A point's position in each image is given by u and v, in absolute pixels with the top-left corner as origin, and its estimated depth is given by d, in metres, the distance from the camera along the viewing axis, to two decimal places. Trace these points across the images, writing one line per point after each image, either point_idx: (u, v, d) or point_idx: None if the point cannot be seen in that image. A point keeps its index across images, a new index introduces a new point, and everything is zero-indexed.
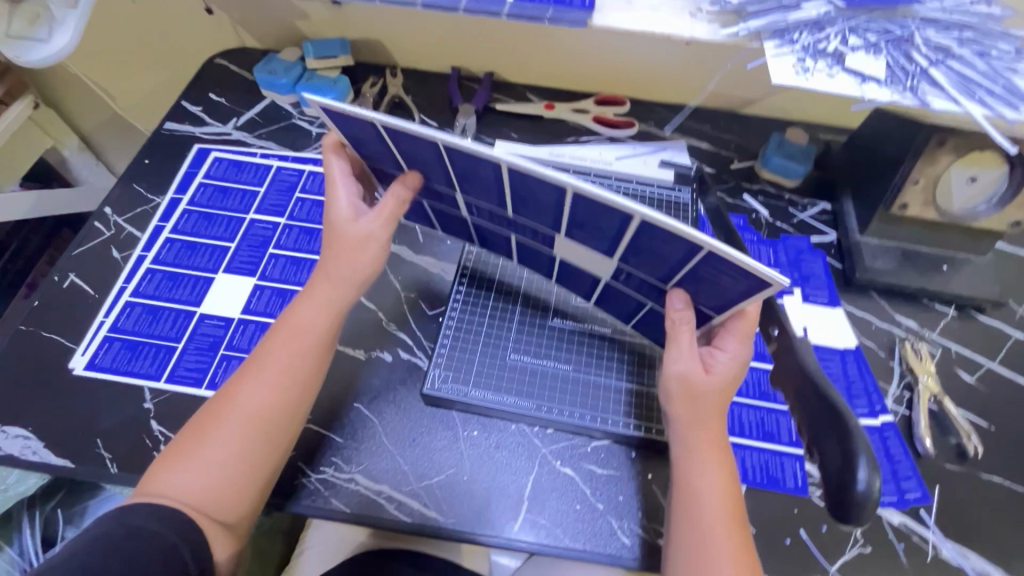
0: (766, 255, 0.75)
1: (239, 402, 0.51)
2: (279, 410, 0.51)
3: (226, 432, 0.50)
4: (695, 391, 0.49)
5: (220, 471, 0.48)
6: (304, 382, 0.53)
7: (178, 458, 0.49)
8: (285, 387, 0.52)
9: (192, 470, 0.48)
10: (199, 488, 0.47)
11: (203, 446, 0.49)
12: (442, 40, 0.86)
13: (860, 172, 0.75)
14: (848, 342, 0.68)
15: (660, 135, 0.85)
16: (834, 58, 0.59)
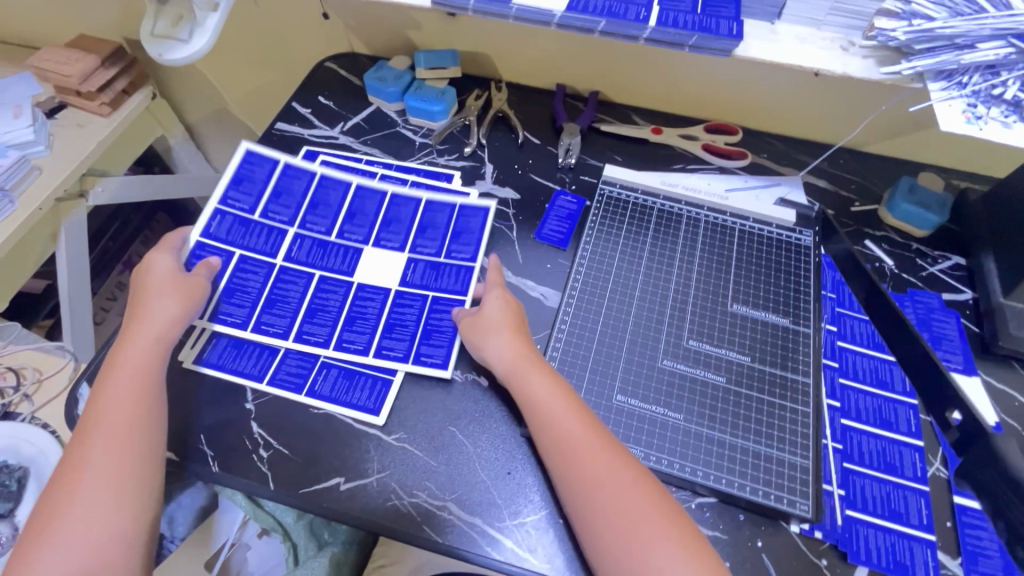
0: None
1: (104, 431, 0.52)
2: (136, 419, 0.53)
3: (100, 454, 0.51)
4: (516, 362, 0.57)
5: (96, 508, 0.48)
6: (138, 385, 0.55)
7: (41, 534, 0.47)
8: (137, 391, 0.55)
9: (78, 524, 0.47)
10: (86, 542, 0.47)
11: (74, 500, 0.49)
12: (552, 57, 0.85)
13: (1004, 227, 0.68)
14: (987, 417, 0.61)
15: (775, 170, 0.81)
16: (1011, 107, 0.53)
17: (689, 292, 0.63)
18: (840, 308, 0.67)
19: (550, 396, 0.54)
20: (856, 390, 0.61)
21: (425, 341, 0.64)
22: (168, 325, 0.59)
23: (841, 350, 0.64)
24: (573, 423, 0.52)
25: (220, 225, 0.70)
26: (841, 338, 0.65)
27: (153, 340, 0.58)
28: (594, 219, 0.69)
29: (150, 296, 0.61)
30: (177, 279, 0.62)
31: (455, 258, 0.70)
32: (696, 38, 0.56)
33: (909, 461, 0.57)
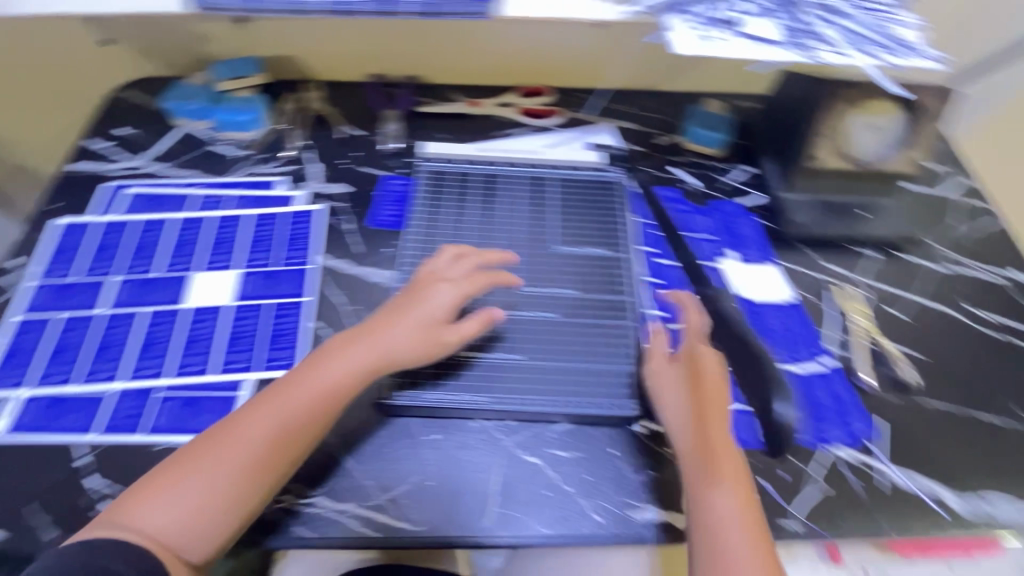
0: (701, 223, 0.76)
1: (242, 429, 0.49)
2: (284, 432, 0.49)
3: (223, 450, 0.48)
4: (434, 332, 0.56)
5: (220, 492, 0.46)
6: (309, 403, 0.51)
7: (156, 488, 0.46)
8: (326, 402, 0.51)
9: (168, 501, 0.45)
10: (163, 524, 0.44)
11: (190, 476, 0.46)
12: (360, 49, 0.86)
13: (778, 135, 0.79)
14: (784, 294, 0.71)
15: (586, 120, 0.87)
16: (734, 24, 0.61)
17: (514, 242, 0.69)
18: (655, 228, 0.74)
19: (727, 497, 0.49)
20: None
21: (272, 351, 0.62)
22: (393, 351, 0.55)
23: (658, 264, 0.71)
24: (733, 513, 0.49)
25: (39, 297, 0.65)
26: (658, 254, 0.72)
27: (369, 355, 0.54)
28: (421, 199, 0.73)
29: (386, 319, 0.56)
30: (427, 327, 0.56)
31: (293, 264, 0.68)
32: (460, 6, 0.61)
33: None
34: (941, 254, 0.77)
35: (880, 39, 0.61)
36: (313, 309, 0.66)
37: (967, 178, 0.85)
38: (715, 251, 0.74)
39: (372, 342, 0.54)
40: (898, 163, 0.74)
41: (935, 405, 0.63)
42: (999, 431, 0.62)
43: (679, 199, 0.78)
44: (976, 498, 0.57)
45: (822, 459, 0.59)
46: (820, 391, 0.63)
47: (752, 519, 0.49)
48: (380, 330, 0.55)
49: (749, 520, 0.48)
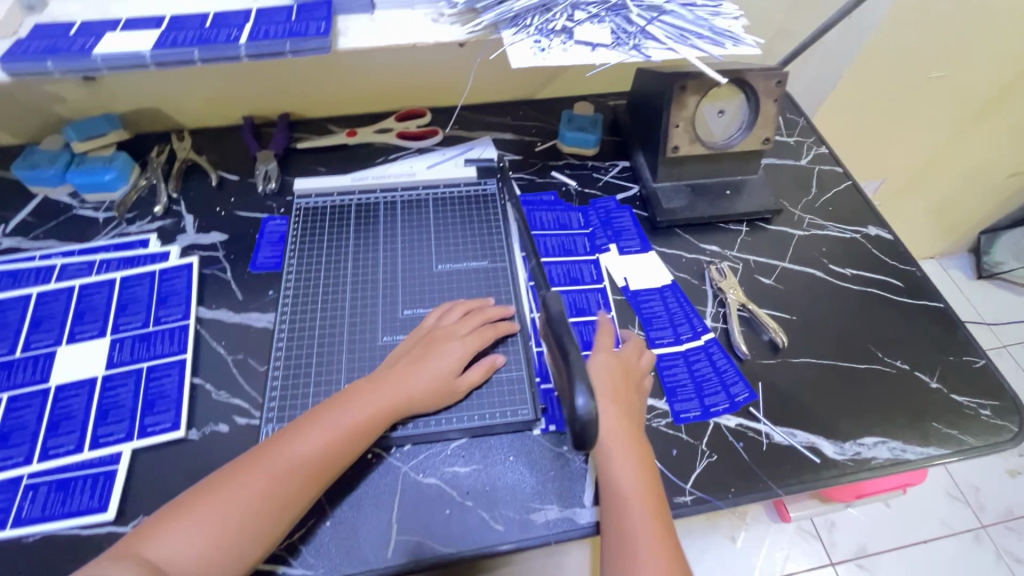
0: (576, 220, 0.80)
1: (255, 468, 0.50)
2: (297, 475, 0.51)
3: (238, 490, 0.49)
4: (435, 381, 0.59)
5: (224, 530, 0.47)
6: (329, 448, 0.53)
7: (177, 515, 0.48)
8: (324, 458, 0.52)
9: (190, 531, 0.47)
10: (188, 554, 0.46)
11: (202, 507, 0.48)
12: (224, 92, 0.84)
13: (642, 129, 0.82)
14: (662, 279, 0.74)
15: (465, 136, 0.89)
16: (566, 33, 0.64)
17: (395, 268, 0.71)
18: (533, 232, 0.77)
19: (623, 463, 0.55)
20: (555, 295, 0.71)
21: (147, 415, 0.60)
22: (413, 398, 0.58)
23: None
24: (635, 490, 0.53)
25: None
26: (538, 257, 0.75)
27: (389, 403, 0.57)
28: (299, 239, 0.73)
29: (405, 366, 0.59)
30: (444, 379, 0.59)
31: (164, 323, 0.67)
32: (289, 43, 0.59)
33: (601, 333, 0.69)
34: (802, 219, 0.82)
35: (703, 31, 0.65)
36: (192, 365, 0.65)
37: (825, 147, 0.91)
38: (592, 244, 0.77)
39: (389, 383, 0.57)
40: (753, 143, 0.77)
41: (803, 361, 0.68)
42: (857, 373, 0.68)
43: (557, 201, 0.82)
44: (845, 440, 0.63)
45: (707, 430, 0.63)
46: (700, 365, 0.67)
47: (654, 505, 0.53)
48: (405, 374, 0.59)
49: (648, 500, 0.53)
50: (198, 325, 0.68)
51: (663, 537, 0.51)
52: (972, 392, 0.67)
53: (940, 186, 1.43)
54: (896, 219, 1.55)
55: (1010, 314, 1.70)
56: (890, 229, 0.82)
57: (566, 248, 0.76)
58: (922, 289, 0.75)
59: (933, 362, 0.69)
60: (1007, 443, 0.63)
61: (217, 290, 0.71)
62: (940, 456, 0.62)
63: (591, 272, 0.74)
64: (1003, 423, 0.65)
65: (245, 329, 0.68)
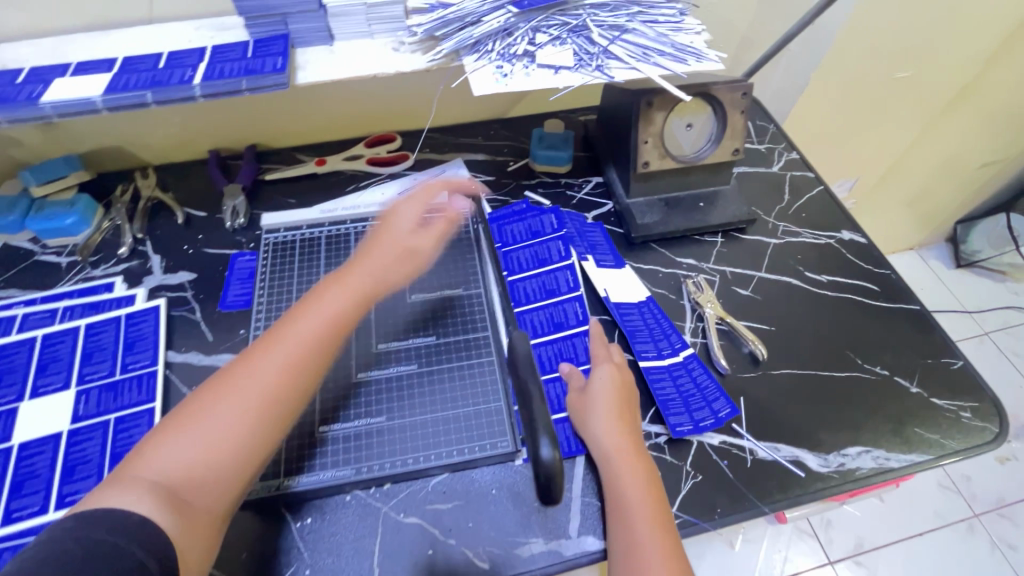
0: (550, 223, 0.78)
1: (252, 375, 0.50)
2: (298, 375, 0.51)
3: (236, 399, 0.48)
4: (399, 247, 0.64)
5: (224, 438, 0.47)
6: (326, 334, 0.54)
7: (172, 432, 0.46)
8: (320, 334, 0.54)
9: (190, 443, 0.46)
10: (194, 464, 0.45)
11: (197, 419, 0.47)
12: (187, 127, 0.82)
13: (612, 145, 0.82)
14: (639, 293, 0.73)
15: (436, 159, 0.88)
16: (528, 57, 0.64)
17: None
18: (506, 249, 0.77)
19: (631, 482, 0.54)
20: (530, 310, 0.71)
21: None
22: (398, 244, 0.64)
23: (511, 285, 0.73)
24: (641, 505, 0.53)
25: None
26: (510, 274, 0.74)
27: (372, 275, 0.60)
28: (269, 274, 0.72)
29: (377, 247, 0.63)
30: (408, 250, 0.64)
31: (132, 370, 0.65)
32: (245, 81, 0.58)
33: (579, 347, 0.68)
34: (776, 227, 0.82)
35: (666, 47, 0.65)
36: (161, 413, 0.63)
37: (796, 152, 0.92)
38: (566, 248, 0.75)
39: (372, 269, 0.60)
40: (724, 155, 0.77)
41: (783, 373, 0.68)
42: (838, 381, 0.68)
43: (530, 209, 0.80)
44: (829, 452, 0.62)
45: (690, 451, 0.62)
46: (682, 381, 0.66)
47: (662, 520, 0.52)
48: (384, 237, 0.64)
49: (657, 515, 0.52)
50: (166, 370, 0.66)
51: (669, 548, 0.50)
52: (951, 394, 0.67)
53: (914, 180, 1.45)
54: (873, 214, 1.57)
55: (990, 301, 1.72)
56: (863, 233, 0.82)
57: (540, 258, 0.75)
58: (898, 292, 0.76)
59: (912, 366, 0.69)
60: (988, 445, 0.63)
61: (186, 332, 0.70)
62: (923, 462, 0.62)
63: (567, 281, 0.72)
64: (984, 425, 0.65)
65: (216, 371, 0.66)
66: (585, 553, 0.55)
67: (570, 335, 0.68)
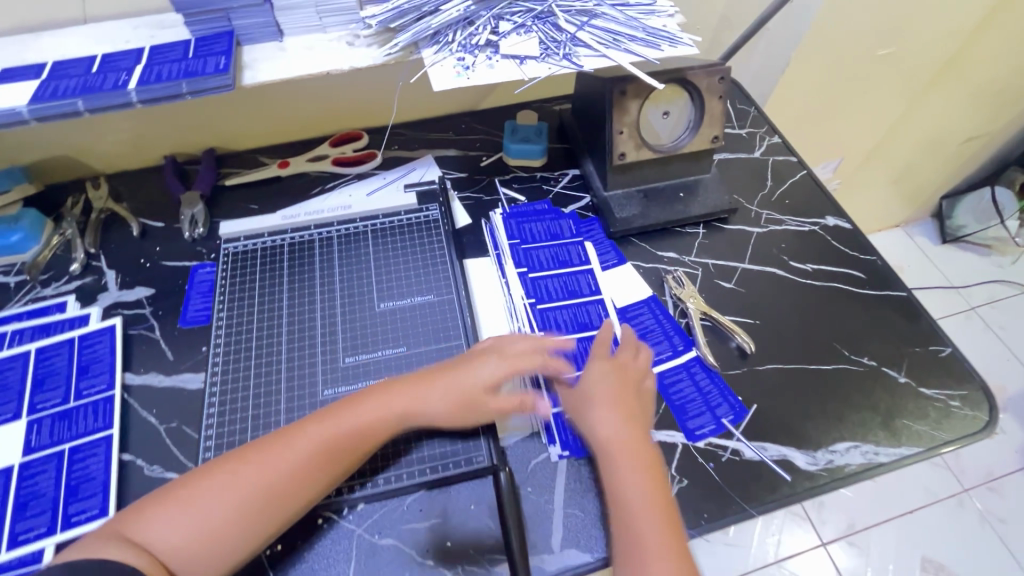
0: (568, 227, 0.76)
1: (258, 467, 0.49)
2: (302, 482, 0.50)
3: (238, 494, 0.48)
4: (459, 370, 0.57)
5: (218, 524, 0.47)
6: (338, 446, 0.52)
7: (170, 500, 0.48)
8: (333, 447, 0.51)
9: (179, 519, 0.47)
10: (176, 543, 0.46)
11: (196, 496, 0.48)
12: (139, 132, 0.77)
13: (589, 136, 0.79)
14: (642, 291, 0.72)
15: (406, 157, 0.84)
16: (491, 48, 0.60)
17: (336, 315, 0.66)
18: (525, 245, 0.74)
19: (631, 460, 0.53)
20: (552, 308, 0.68)
21: (71, 503, 0.55)
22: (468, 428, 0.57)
23: (532, 281, 0.70)
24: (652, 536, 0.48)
25: None
26: (531, 271, 0.71)
27: (414, 386, 0.56)
28: (228, 287, 0.68)
29: (441, 368, 0.57)
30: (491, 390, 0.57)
31: (86, 396, 0.62)
32: (185, 85, 0.54)
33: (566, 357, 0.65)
34: (759, 215, 0.80)
35: (637, 32, 0.61)
36: (120, 441, 0.60)
37: (778, 136, 0.89)
38: (586, 251, 0.74)
39: (414, 388, 0.56)
40: (703, 143, 0.74)
41: (769, 369, 0.66)
42: (825, 375, 0.66)
43: (549, 210, 0.78)
44: (817, 449, 0.61)
45: (676, 454, 0.60)
46: (682, 387, 0.64)
47: (660, 506, 0.50)
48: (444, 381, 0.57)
49: (655, 502, 0.50)
50: (124, 393, 0.63)
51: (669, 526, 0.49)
52: (940, 382, 0.65)
53: (899, 157, 1.43)
54: (858, 192, 1.54)
55: (975, 276, 1.71)
56: (848, 218, 0.79)
57: (560, 259, 0.73)
58: (884, 278, 0.74)
59: (900, 356, 0.67)
60: (978, 434, 0.62)
61: (146, 352, 0.66)
62: (913, 455, 0.61)
63: (589, 283, 0.71)
64: (973, 414, 0.63)
65: (177, 393, 0.63)
66: (571, 567, 0.53)
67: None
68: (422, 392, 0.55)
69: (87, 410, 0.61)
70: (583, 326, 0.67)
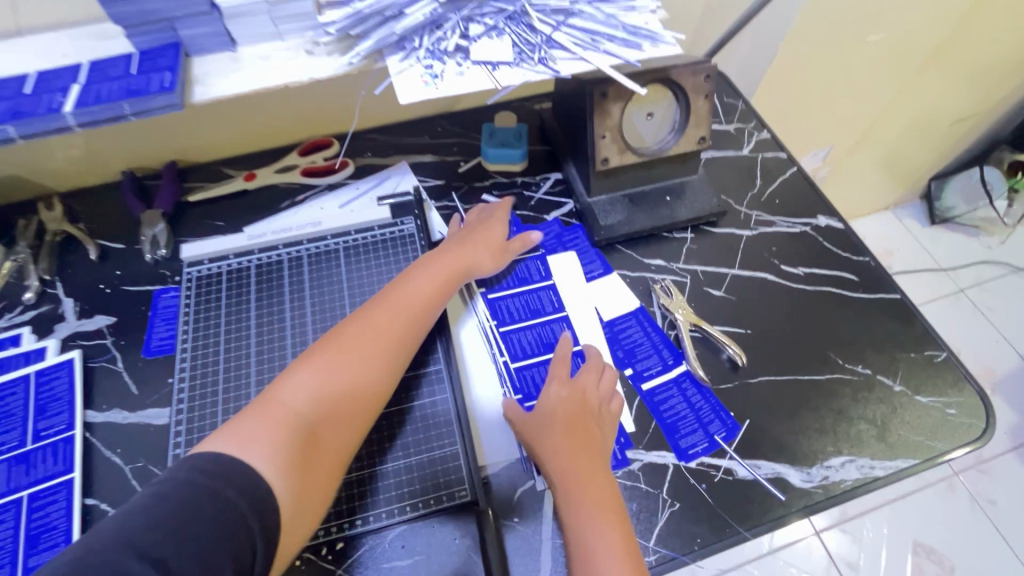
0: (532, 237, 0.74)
1: (336, 347, 0.53)
2: (387, 345, 0.55)
3: (348, 364, 0.52)
4: (483, 244, 0.67)
5: (352, 385, 0.51)
6: (405, 316, 0.58)
7: (304, 369, 0.51)
8: (400, 321, 0.57)
9: (326, 376, 0.51)
10: (329, 393, 0.50)
11: (328, 362, 0.52)
12: (92, 147, 0.72)
13: (570, 138, 0.75)
14: (630, 304, 0.69)
15: (379, 164, 0.80)
16: (462, 53, 0.56)
17: (307, 341, 0.63)
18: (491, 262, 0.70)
19: (587, 489, 0.52)
20: (515, 329, 0.66)
21: (30, 555, 0.52)
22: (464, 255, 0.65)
23: (492, 301, 0.68)
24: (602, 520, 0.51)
25: None
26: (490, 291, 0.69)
27: (446, 262, 0.64)
28: (192, 314, 0.65)
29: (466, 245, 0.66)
30: (497, 242, 0.68)
31: (45, 438, 0.58)
32: (127, 105, 0.50)
33: (533, 381, 0.63)
34: (749, 217, 0.77)
35: (617, 31, 0.57)
36: (82, 485, 0.56)
37: (767, 131, 0.86)
38: (547, 266, 0.71)
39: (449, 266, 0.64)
40: (689, 145, 0.71)
41: (762, 381, 0.64)
42: (819, 386, 0.64)
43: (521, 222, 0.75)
44: (812, 465, 0.59)
45: (666, 476, 0.58)
46: (673, 403, 0.62)
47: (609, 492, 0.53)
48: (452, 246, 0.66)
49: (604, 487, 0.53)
50: (86, 433, 0.60)
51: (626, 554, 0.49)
52: (935, 389, 0.64)
53: (890, 140, 1.40)
54: (848, 177, 1.52)
55: (965, 257, 1.69)
56: (840, 217, 0.77)
57: (520, 275, 0.70)
58: (877, 280, 0.71)
59: (894, 363, 0.65)
60: (975, 442, 0.60)
61: (109, 386, 0.62)
62: (908, 468, 0.59)
63: (551, 300, 0.69)
64: (970, 421, 0.62)
65: (142, 430, 0.60)
66: None
67: (516, 369, 0.64)
68: (456, 256, 0.65)
69: (46, 452, 0.57)
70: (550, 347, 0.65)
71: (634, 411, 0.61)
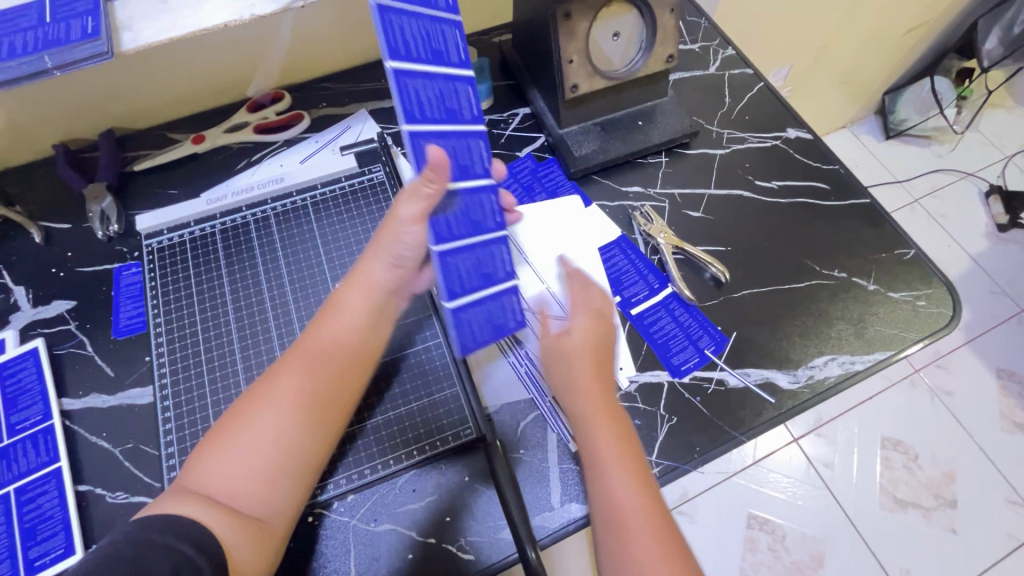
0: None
1: (258, 415, 0.48)
2: (316, 393, 0.50)
3: (256, 436, 0.47)
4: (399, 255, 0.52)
5: (265, 458, 0.46)
6: (331, 358, 0.52)
7: (221, 443, 0.46)
8: (319, 375, 0.50)
9: (241, 453, 0.46)
10: (251, 466, 0.46)
11: (245, 431, 0.47)
12: (16, 122, 0.66)
13: (535, 67, 0.72)
14: (613, 234, 0.69)
15: (337, 114, 0.76)
16: None
17: (287, 301, 0.62)
18: None
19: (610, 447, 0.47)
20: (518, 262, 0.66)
21: (30, 547, 0.51)
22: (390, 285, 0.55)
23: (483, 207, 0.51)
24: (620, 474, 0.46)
25: None
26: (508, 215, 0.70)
27: (364, 293, 0.55)
28: (160, 285, 0.62)
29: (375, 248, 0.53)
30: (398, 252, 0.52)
31: (21, 431, 0.56)
32: (49, 58, 0.46)
33: (457, 269, 0.48)
34: (720, 135, 0.76)
35: None
36: (72, 473, 0.54)
37: (732, 48, 0.84)
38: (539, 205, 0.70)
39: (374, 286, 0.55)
40: (658, 64, 0.68)
41: (746, 295, 0.65)
42: (799, 294, 0.65)
43: (533, 165, 0.73)
44: (798, 367, 0.61)
45: (663, 393, 0.60)
46: (662, 324, 0.63)
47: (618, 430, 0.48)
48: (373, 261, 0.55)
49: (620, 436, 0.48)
50: (66, 421, 0.57)
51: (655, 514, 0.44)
52: (905, 285, 0.67)
53: (848, 55, 1.39)
54: (810, 96, 1.51)
55: (920, 167, 1.69)
56: (809, 128, 0.77)
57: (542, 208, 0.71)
58: (848, 187, 0.73)
59: (868, 265, 0.68)
60: (943, 329, 0.64)
61: (81, 372, 0.59)
62: (885, 360, 0.62)
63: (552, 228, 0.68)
64: (939, 310, 0.65)
65: (126, 411, 0.57)
66: (573, 520, 0.54)
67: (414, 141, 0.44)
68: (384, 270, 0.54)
69: (23, 446, 0.55)
70: (463, 170, 0.47)
71: (625, 335, 0.63)
